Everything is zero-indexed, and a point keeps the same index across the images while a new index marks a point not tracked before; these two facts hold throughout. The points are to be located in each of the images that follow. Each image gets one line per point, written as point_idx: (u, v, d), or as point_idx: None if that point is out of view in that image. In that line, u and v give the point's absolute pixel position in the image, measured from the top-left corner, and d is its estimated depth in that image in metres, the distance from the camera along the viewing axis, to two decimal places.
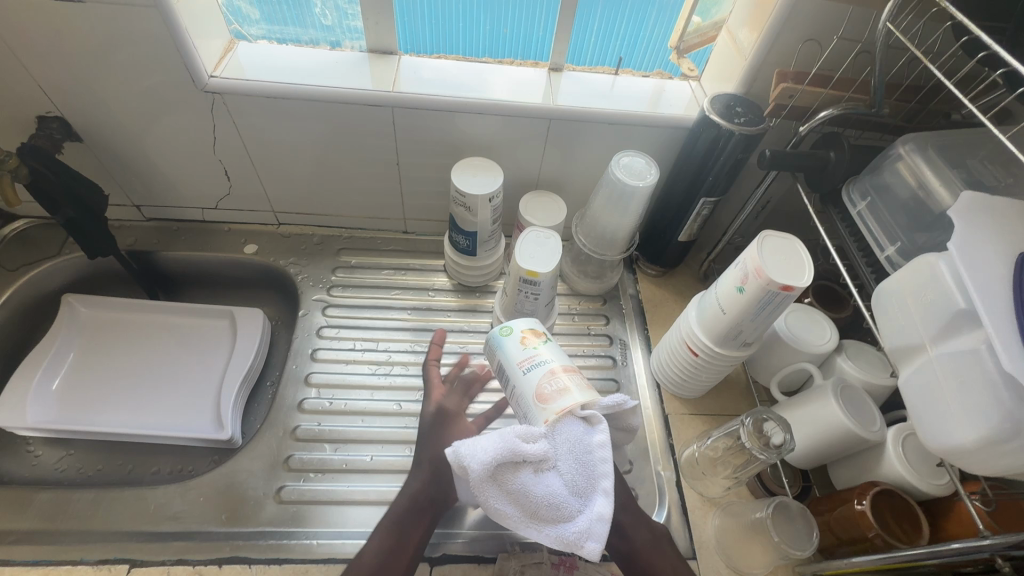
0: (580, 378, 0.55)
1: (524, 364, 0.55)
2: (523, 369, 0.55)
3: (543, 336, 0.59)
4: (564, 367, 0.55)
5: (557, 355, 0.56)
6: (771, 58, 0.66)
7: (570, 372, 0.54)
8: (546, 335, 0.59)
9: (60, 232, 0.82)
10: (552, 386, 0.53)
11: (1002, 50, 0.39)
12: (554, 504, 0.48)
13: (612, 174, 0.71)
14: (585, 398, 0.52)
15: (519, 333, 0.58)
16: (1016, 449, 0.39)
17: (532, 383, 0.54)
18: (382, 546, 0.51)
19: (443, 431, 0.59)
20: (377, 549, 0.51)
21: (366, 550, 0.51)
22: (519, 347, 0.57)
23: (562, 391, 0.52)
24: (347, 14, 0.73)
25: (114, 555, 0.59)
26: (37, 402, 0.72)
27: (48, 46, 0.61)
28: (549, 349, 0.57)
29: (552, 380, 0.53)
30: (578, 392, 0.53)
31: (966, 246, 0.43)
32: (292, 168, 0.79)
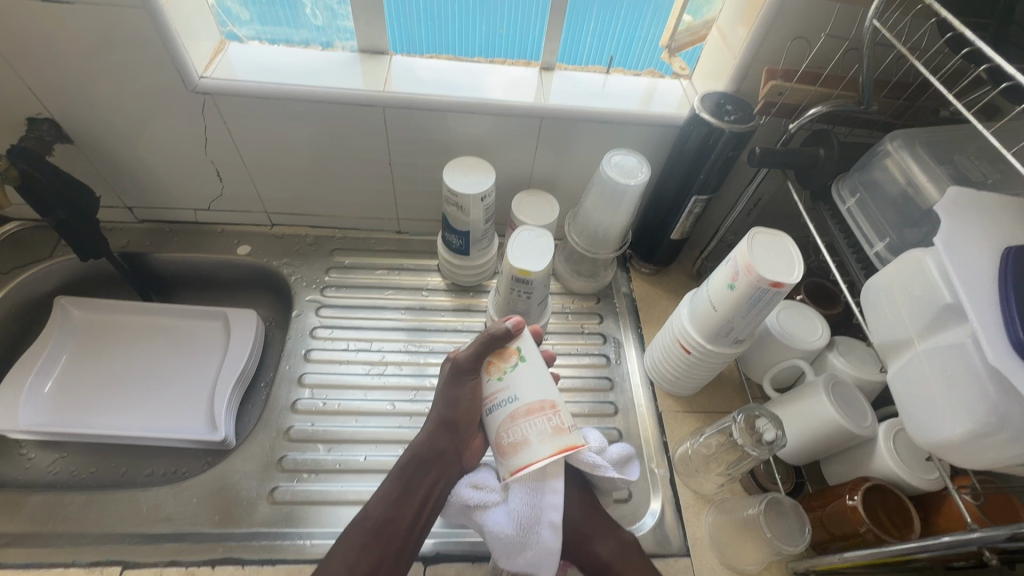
0: (549, 421, 0.52)
1: (491, 401, 0.56)
2: (491, 408, 0.56)
3: (513, 361, 0.56)
4: (523, 412, 0.53)
5: (521, 391, 0.54)
6: (760, 56, 0.66)
7: (531, 417, 0.53)
8: (521, 355, 0.57)
9: (51, 234, 0.82)
10: (512, 435, 0.53)
11: (985, 46, 0.39)
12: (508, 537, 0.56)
13: (603, 172, 0.71)
14: (543, 451, 0.51)
15: (490, 363, 0.58)
16: (1002, 442, 0.40)
17: (497, 424, 0.55)
18: (389, 499, 0.57)
19: (459, 389, 0.60)
20: (382, 503, 0.57)
21: (372, 503, 0.57)
22: (489, 381, 0.57)
23: (516, 446, 0.52)
24: (338, 14, 0.73)
25: (106, 556, 0.59)
26: (29, 405, 0.71)
27: (37, 47, 0.61)
28: (514, 381, 0.55)
29: (513, 427, 0.53)
30: (535, 445, 0.51)
31: (951, 241, 0.43)
32: (284, 169, 0.79)
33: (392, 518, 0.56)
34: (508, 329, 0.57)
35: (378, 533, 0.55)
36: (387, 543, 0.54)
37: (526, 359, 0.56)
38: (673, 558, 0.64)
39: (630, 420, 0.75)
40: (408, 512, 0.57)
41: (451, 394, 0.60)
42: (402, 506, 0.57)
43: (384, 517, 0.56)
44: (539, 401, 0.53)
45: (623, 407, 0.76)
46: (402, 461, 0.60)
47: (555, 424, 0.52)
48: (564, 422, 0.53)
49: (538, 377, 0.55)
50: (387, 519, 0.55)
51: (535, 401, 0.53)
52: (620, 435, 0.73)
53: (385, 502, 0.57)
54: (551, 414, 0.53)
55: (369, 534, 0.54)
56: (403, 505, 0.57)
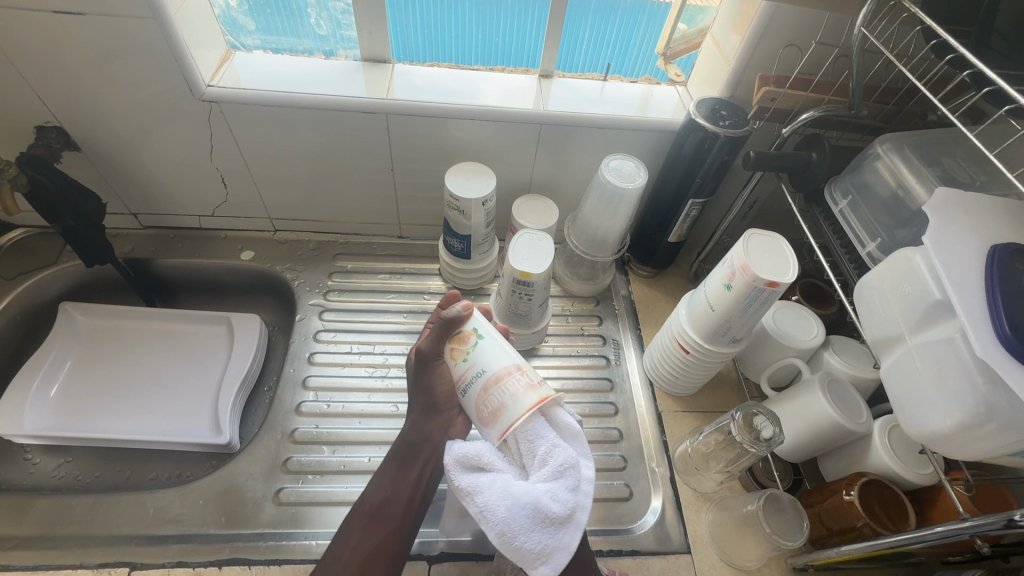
0: (520, 381, 0.53)
1: (463, 381, 0.56)
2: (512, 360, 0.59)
3: (473, 340, 0.57)
4: (495, 379, 0.54)
5: (487, 363, 0.55)
6: (753, 63, 0.68)
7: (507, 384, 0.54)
8: (479, 332, 0.57)
9: (57, 240, 0.83)
10: (491, 403, 0.53)
11: (969, 53, 0.41)
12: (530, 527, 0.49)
13: (602, 176, 0.72)
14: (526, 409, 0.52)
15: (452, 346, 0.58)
16: (991, 433, 0.41)
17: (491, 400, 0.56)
18: (383, 484, 0.58)
19: (432, 374, 0.61)
20: (378, 489, 0.58)
21: (368, 490, 0.58)
22: (455, 364, 0.57)
23: (495, 413, 0.52)
24: (342, 24, 0.75)
25: (113, 558, 0.60)
26: (35, 409, 0.72)
27: (47, 56, 0.62)
28: (479, 356, 0.56)
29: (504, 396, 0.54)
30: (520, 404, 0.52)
31: (940, 240, 0.44)
32: (288, 175, 0.81)
33: (387, 500, 0.57)
34: (459, 311, 0.58)
35: (376, 517, 0.55)
36: (387, 525, 0.55)
37: (483, 334, 0.57)
38: (674, 555, 0.64)
39: (630, 420, 0.76)
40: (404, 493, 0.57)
41: (424, 379, 0.61)
42: (398, 486, 0.58)
43: (380, 501, 0.57)
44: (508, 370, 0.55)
45: (623, 408, 0.77)
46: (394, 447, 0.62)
47: (526, 381, 0.53)
48: (534, 377, 0.54)
49: (499, 348, 0.56)
50: (384, 502, 0.56)
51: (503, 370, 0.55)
52: (620, 434, 0.74)
53: (383, 482, 0.58)
54: (520, 373, 0.54)
55: (367, 517, 0.55)
56: (397, 488, 0.58)
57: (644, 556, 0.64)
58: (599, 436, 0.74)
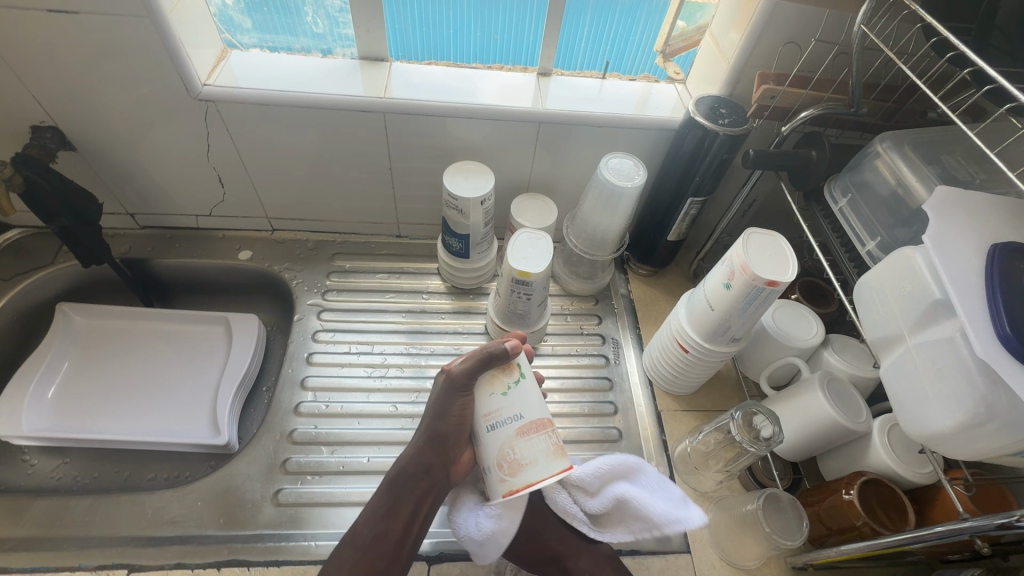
0: (549, 440, 0.53)
1: (490, 419, 0.54)
2: (488, 427, 0.54)
3: (514, 378, 0.56)
4: (527, 430, 0.53)
5: (523, 409, 0.54)
6: (752, 61, 0.68)
7: (536, 436, 0.53)
8: (522, 372, 0.56)
9: (53, 241, 0.83)
10: (515, 453, 0.52)
11: (970, 51, 0.40)
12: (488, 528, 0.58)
13: (600, 175, 0.72)
14: (549, 469, 0.52)
15: (491, 375, 0.56)
16: (991, 432, 0.41)
17: (496, 443, 0.53)
18: (377, 513, 0.57)
19: (453, 403, 0.58)
20: (370, 521, 0.56)
21: (360, 520, 0.57)
22: (491, 396, 0.55)
23: (513, 465, 0.52)
24: (339, 22, 0.74)
25: (111, 560, 0.60)
26: (32, 410, 0.72)
27: (43, 55, 0.62)
28: (515, 399, 0.54)
29: (512, 447, 0.52)
30: (538, 465, 0.52)
31: (940, 239, 0.44)
32: (286, 174, 0.80)
33: (381, 532, 0.55)
34: (506, 348, 0.56)
35: (368, 546, 0.54)
36: (379, 558, 0.54)
37: (526, 376, 0.56)
38: (674, 555, 0.64)
39: (629, 419, 0.76)
40: (398, 525, 0.56)
41: (443, 408, 0.59)
42: (391, 520, 0.56)
43: (374, 531, 0.55)
44: (546, 422, 0.54)
45: (622, 407, 0.77)
46: (390, 475, 0.60)
47: (555, 443, 0.53)
48: (560, 441, 0.54)
49: (535, 396, 0.55)
50: (377, 534, 0.55)
51: (540, 418, 0.54)
52: (620, 434, 0.74)
53: (375, 515, 0.57)
54: (550, 433, 0.53)
55: (359, 547, 0.54)
56: (391, 520, 0.56)
57: (643, 555, 0.64)
58: (599, 436, 0.74)
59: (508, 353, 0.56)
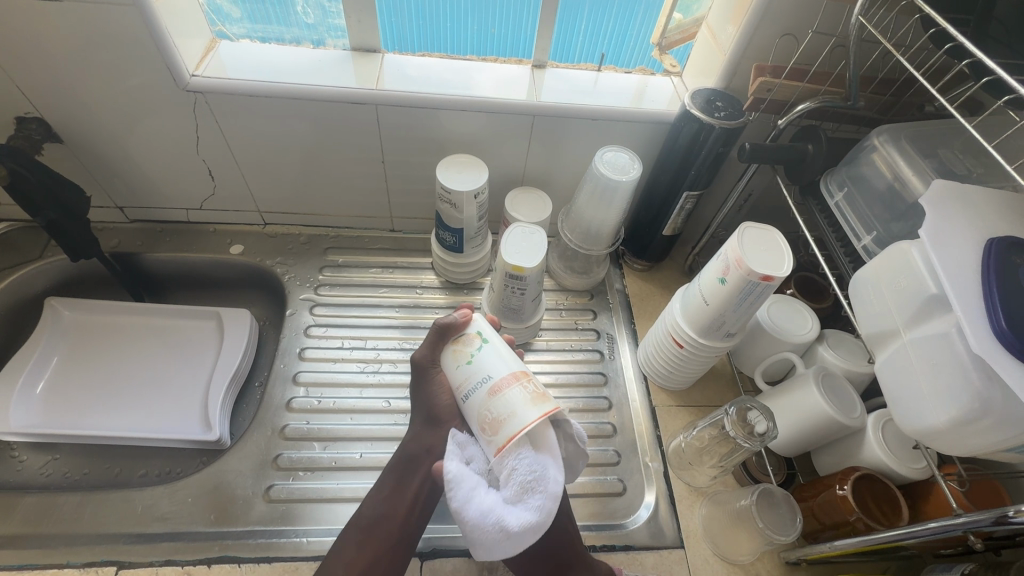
0: (527, 389, 0.50)
1: (464, 389, 0.52)
2: (463, 397, 0.52)
3: (476, 344, 0.54)
4: (498, 387, 0.50)
5: (491, 368, 0.52)
6: (749, 54, 0.67)
7: (508, 390, 0.50)
8: (482, 336, 0.54)
9: (42, 235, 0.81)
10: (494, 411, 0.49)
11: (969, 42, 0.40)
12: (549, 511, 0.47)
13: (595, 169, 0.71)
14: (530, 414, 0.48)
15: (452, 349, 0.55)
16: (986, 428, 0.41)
17: (474, 409, 0.51)
18: (382, 498, 0.57)
19: (429, 386, 0.57)
20: (375, 504, 0.57)
21: (367, 504, 0.58)
22: (457, 368, 0.54)
23: (495, 423, 0.49)
24: (330, 12, 0.73)
25: (101, 557, 0.59)
26: (21, 407, 0.71)
27: (26, 44, 0.60)
28: (482, 362, 0.52)
29: (488, 407, 0.50)
30: (517, 415, 0.48)
31: (936, 233, 0.44)
32: (278, 167, 0.79)
33: (382, 517, 0.56)
34: (456, 319, 0.55)
35: (371, 531, 0.55)
36: (382, 542, 0.54)
37: (488, 339, 0.54)
38: (667, 550, 0.64)
39: (623, 414, 0.75)
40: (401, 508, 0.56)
41: (423, 391, 0.58)
42: (393, 503, 0.57)
43: (377, 515, 0.56)
44: (515, 374, 0.51)
45: (617, 402, 0.76)
46: (398, 456, 0.60)
47: (533, 390, 0.50)
48: (541, 387, 0.50)
49: (504, 354, 0.53)
50: (380, 518, 0.56)
51: (510, 371, 0.51)
52: (614, 429, 0.74)
53: (380, 498, 0.58)
54: (526, 382, 0.50)
55: (362, 532, 0.55)
56: (393, 504, 0.57)
57: (637, 551, 0.64)
58: (593, 431, 0.73)
59: (457, 323, 0.55)
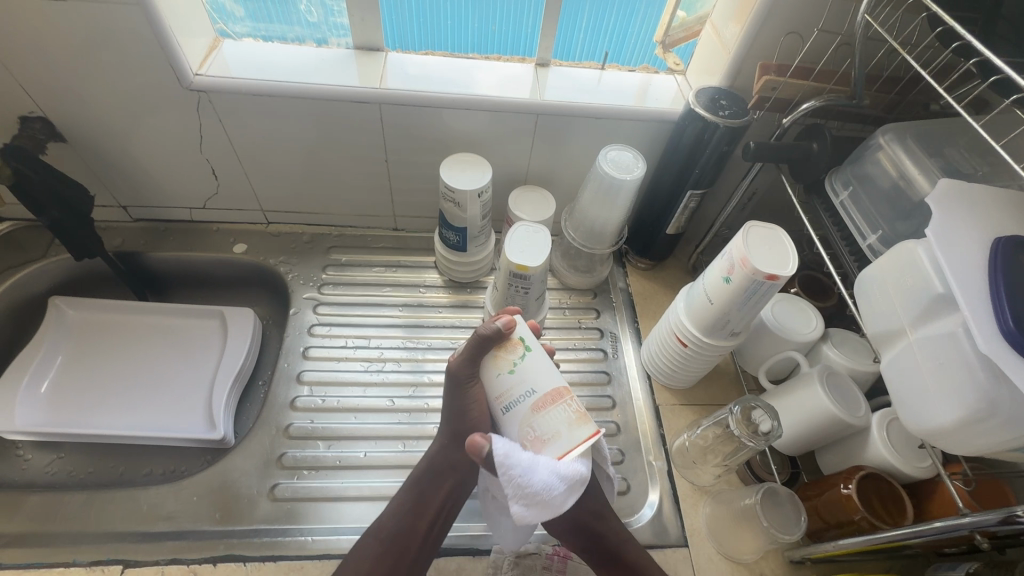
0: (569, 408, 0.47)
1: (505, 400, 0.49)
2: (503, 408, 0.49)
3: (520, 352, 0.51)
4: (543, 403, 0.47)
5: (535, 382, 0.49)
6: (754, 52, 0.67)
7: (552, 409, 0.47)
8: (526, 344, 0.51)
9: (45, 233, 0.81)
10: (540, 428, 0.47)
11: (976, 40, 0.40)
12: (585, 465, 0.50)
13: (599, 168, 0.71)
14: (577, 437, 0.46)
15: (493, 357, 0.52)
16: (992, 428, 0.41)
17: (515, 423, 0.48)
18: (403, 510, 0.58)
19: (464, 400, 0.57)
20: (395, 514, 0.58)
21: (385, 514, 0.58)
22: (498, 376, 0.50)
23: (540, 442, 0.46)
24: (333, 11, 0.73)
25: (106, 555, 0.59)
26: (25, 405, 0.71)
27: (29, 43, 0.60)
28: (525, 374, 0.49)
29: (531, 424, 0.47)
30: (563, 437, 0.46)
31: (943, 233, 0.44)
32: (281, 166, 0.79)
33: (403, 532, 0.56)
34: (500, 327, 0.51)
35: (390, 546, 0.55)
36: (400, 557, 0.55)
37: (532, 348, 0.51)
38: (671, 549, 0.64)
39: (627, 413, 0.75)
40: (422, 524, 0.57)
41: (456, 406, 0.58)
42: (416, 515, 0.58)
43: (396, 530, 0.56)
44: (560, 390, 0.48)
45: (620, 401, 0.76)
46: (418, 470, 0.61)
47: (577, 410, 0.47)
48: (583, 407, 0.48)
49: (547, 366, 0.50)
50: (400, 533, 0.56)
51: (555, 387, 0.48)
52: (618, 428, 0.74)
53: (400, 509, 0.58)
54: (571, 400, 0.48)
55: (381, 545, 0.55)
56: (416, 515, 0.58)
57: None
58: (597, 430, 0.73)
59: (501, 331, 0.51)
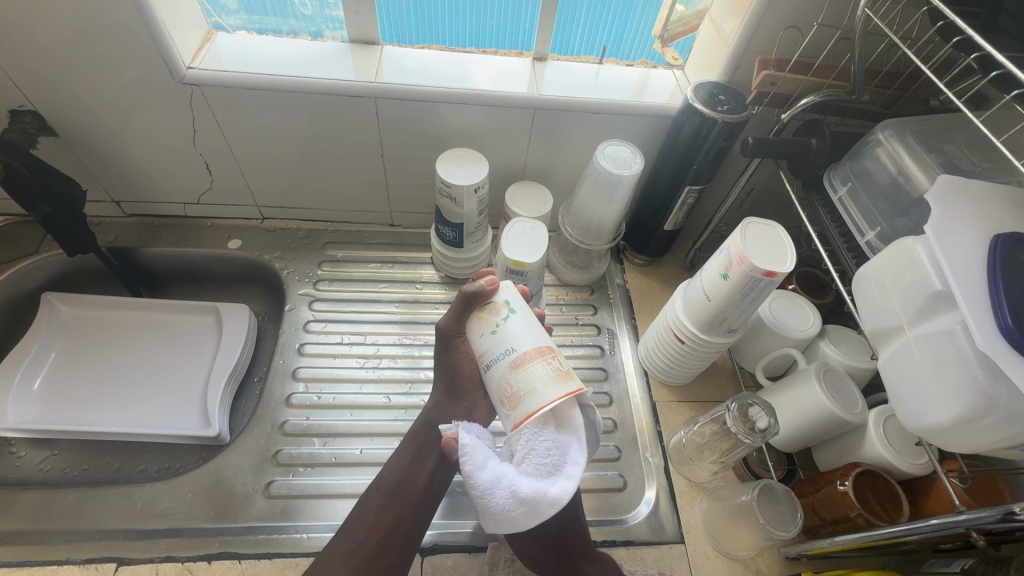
0: (550, 366, 0.47)
1: (485, 359, 0.51)
2: (484, 368, 0.51)
3: (503, 314, 0.52)
4: (521, 361, 0.48)
5: (516, 340, 0.49)
6: (753, 46, 0.66)
7: (535, 363, 0.47)
8: (510, 307, 0.52)
9: (37, 229, 0.81)
10: (515, 384, 0.47)
11: (977, 35, 0.39)
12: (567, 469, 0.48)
13: (597, 163, 0.71)
14: (553, 393, 0.46)
15: (477, 318, 0.53)
16: (990, 426, 0.41)
17: (494, 381, 0.49)
18: (402, 465, 0.59)
19: (453, 356, 0.60)
20: (395, 470, 0.59)
21: (385, 470, 0.59)
22: (480, 337, 0.52)
23: (515, 397, 0.47)
24: (328, 4, 0.72)
25: (100, 553, 0.59)
26: (18, 402, 0.71)
27: (18, 35, 0.59)
28: (506, 333, 0.50)
29: (508, 381, 0.48)
30: (538, 392, 0.46)
31: (942, 230, 0.43)
32: (276, 160, 0.78)
33: (405, 484, 0.57)
34: (483, 287, 0.53)
35: (392, 497, 0.56)
36: (403, 507, 0.56)
37: (516, 310, 0.52)
38: (667, 545, 0.64)
39: (624, 410, 0.75)
40: (422, 478, 0.58)
41: (448, 360, 0.60)
42: (416, 470, 0.59)
43: (397, 482, 0.58)
44: (537, 347, 0.49)
45: (617, 398, 0.76)
46: (415, 427, 0.62)
47: (557, 367, 0.47)
48: (566, 365, 0.48)
49: (530, 326, 0.51)
50: (401, 485, 0.57)
51: (535, 347, 0.49)
52: (614, 424, 0.74)
53: (399, 464, 0.59)
54: (551, 358, 0.48)
55: (385, 499, 0.56)
56: (417, 468, 0.59)
57: (638, 546, 0.64)
58: None
59: (484, 292, 0.53)
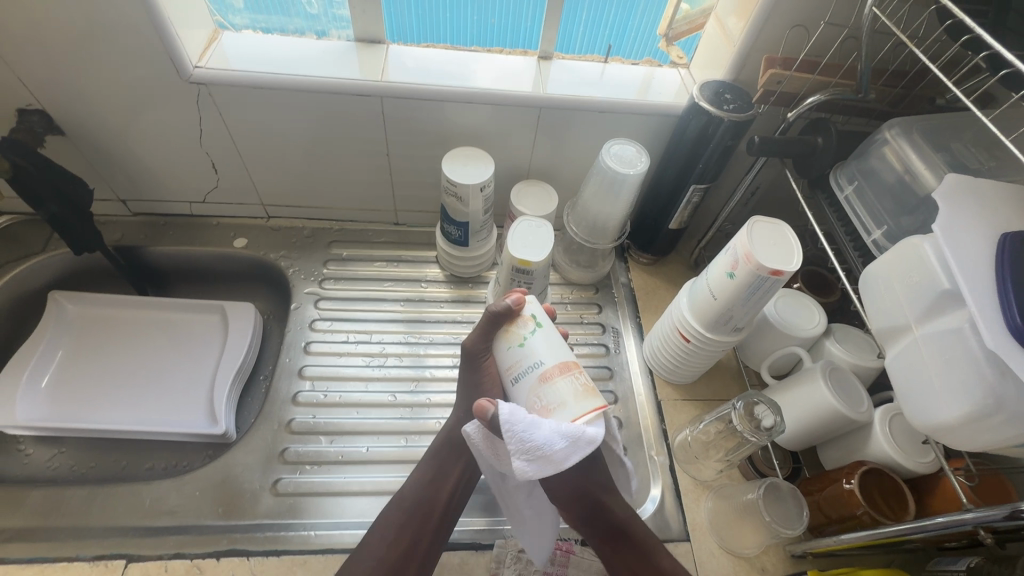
0: (578, 381, 0.48)
1: (512, 372, 0.51)
2: (510, 380, 0.51)
3: (530, 328, 0.51)
4: (550, 375, 0.48)
5: (543, 355, 0.50)
6: (759, 45, 0.66)
7: (560, 379, 0.48)
8: (537, 321, 0.52)
9: (45, 228, 0.81)
10: (544, 397, 0.47)
11: (986, 34, 0.39)
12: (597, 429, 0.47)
13: (603, 162, 0.71)
14: (583, 407, 0.46)
15: (503, 331, 0.53)
16: (997, 425, 0.41)
17: (521, 394, 0.49)
18: (423, 481, 0.60)
19: (478, 375, 0.59)
20: (415, 486, 0.59)
21: (405, 486, 0.60)
22: (506, 350, 0.52)
23: (544, 411, 0.47)
24: (334, 3, 0.72)
25: (109, 550, 0.59)
26: (26, 400, 0.71)
27: (27, 34, 0.59)
28: (533, 347, 0.50)
29: (536, 394, 0.48)
30: (568, 407, 0.46)
31: (950, 229, 0.43)
32: (282, 159, 0.79)
33: (426, 501, 0.58)
34: (510, 304, 0.52)
35: (413, 513, 0.57)
36: (425, 524, 0.57)
37: (543, 324, 0.52)
38: (673, 543, 0.65)
39: (629, 408, 0.75)
40: (443, 493, 0.59)
41: (471, 379, 0.60)
42: (437, 486, 0.60)
43: (418, 498, 0.58)
44: (563, 365, 0.49)
45: (622, 396, 0.76)
46: (435, 444, 0.63)
47: (585, 383, 0.48)
48: (591, 380, 0.49)
49: (557, 341, 0.51)
50: (421, 501, 0.58)
51: (563, 361, 0.49)
52: (620, 423, 0.74)
53: (420, 480, 0.60)
54: (578, 374, 0.49)
55: (405, 514, 0.57)
56: (437, 485, 0.60)
57: None
58: None
59: (511, 308, 0.52)
